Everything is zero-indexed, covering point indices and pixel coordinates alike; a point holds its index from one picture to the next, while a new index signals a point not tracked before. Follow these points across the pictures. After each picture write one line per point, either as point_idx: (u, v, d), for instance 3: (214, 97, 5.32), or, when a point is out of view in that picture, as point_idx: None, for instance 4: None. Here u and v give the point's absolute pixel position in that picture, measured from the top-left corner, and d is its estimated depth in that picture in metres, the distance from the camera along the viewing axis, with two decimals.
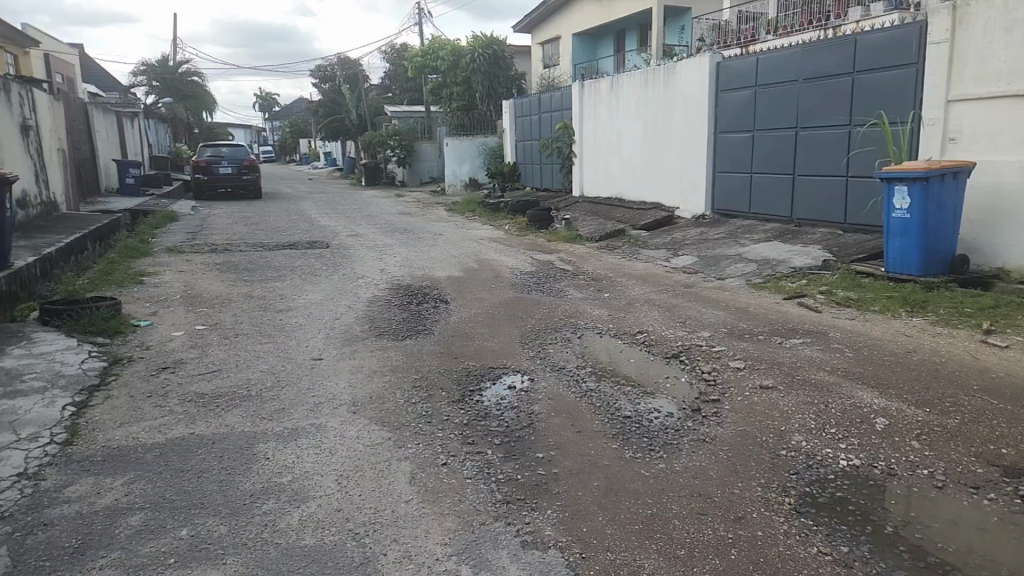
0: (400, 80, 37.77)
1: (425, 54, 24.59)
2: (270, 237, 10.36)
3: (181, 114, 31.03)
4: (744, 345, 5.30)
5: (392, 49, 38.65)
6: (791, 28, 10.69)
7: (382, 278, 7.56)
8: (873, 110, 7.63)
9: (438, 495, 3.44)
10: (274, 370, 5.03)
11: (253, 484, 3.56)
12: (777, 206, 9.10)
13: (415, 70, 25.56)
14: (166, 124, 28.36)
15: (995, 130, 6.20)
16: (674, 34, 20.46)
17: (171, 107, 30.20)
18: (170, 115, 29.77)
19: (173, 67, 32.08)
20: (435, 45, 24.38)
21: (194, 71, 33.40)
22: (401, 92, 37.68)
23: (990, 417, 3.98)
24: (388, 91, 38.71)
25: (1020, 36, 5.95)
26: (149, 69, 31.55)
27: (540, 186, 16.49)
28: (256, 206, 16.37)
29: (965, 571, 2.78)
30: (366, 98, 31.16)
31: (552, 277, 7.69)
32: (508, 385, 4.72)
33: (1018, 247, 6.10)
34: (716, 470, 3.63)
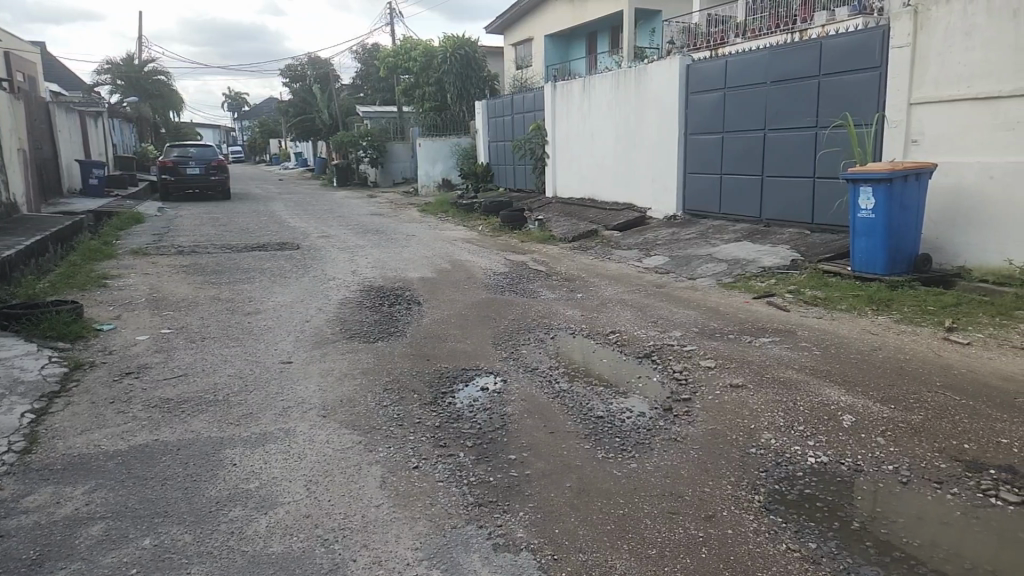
0: (372, 80, 37.50)
1: (397, 55, 24.45)
2: (238, 239, 10.20)
3: (147, 113, 30.37)
4: (715, 344, 5.34)
5: (363, 48, 38.34)
6: (759, 32, 10.87)
7: (353, 279, 7.49)
8: (839, 112, 7.77)
9: (409, 499, 3.40)
10: (242, 373, 4.94)
11: (220, 491, 3.48)
12: (747, 207, 9.22)
13: (387, 70, 25.34)
14: (131, 124, 27.70)
15: (955, 133, 6.36)
16: (645, 36, 20.69)
17: (137, 107, 29.55)
18: (136, 115, 29.13)
19: (138, 66, 31.39)
20: (407, 45, 24.21)
21: (161, 71, 32.75)
22: (374, 92, 37.41)
23: (953, 413, 4.07)
24: (360, 91, 38.41)
25: (979, 41, 6.11)
26: (113, 68, 30.82)
27: (513, 187, 16.51)
28: (223, 207, 16.06)
29: (930, 565, 2.83)
30: (336, 98, 30.90)
31: (525, 277, 7.70)
32: (480, 387, 4.70)
33: (979, 247, 6.26)
34: (687, 470, 3.64)
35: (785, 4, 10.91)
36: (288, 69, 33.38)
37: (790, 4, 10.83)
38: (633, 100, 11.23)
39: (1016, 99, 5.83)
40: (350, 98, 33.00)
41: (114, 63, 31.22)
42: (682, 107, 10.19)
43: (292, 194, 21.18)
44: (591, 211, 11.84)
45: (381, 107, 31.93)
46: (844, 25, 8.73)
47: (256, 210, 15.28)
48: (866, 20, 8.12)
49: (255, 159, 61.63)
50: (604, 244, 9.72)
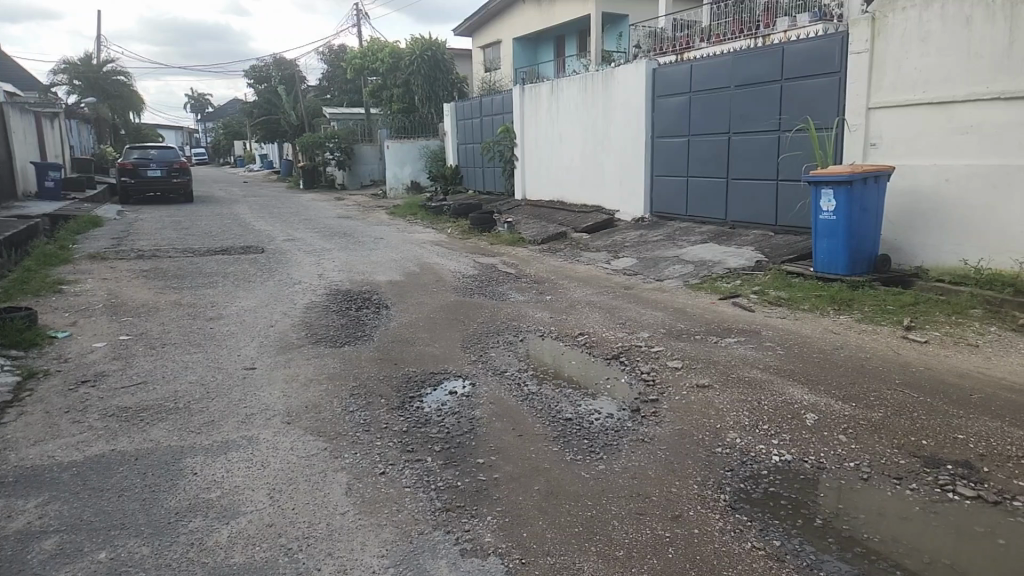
0: (339, 81, 37.10)
1: (364, 56, 24.23)
2: (201, 243, 9.97)
3: (105, 114, 29.53)
4: (681, 344, 5.39)
5: (330, 49, 37.90)
6: (723, 36, 11.08)
7: (320, 283, 7.39)
8: (801, 116, 7.93)
9: (375, 505, 3.35)
10: (203, 381, 4.83)
11: (179, 501, 3.39)
12: (713, 208, 9.34)
13: (354, 72, 25.11)
14: (87, 125, 26.92)
15: (911, 136, 6.53)
16: (612, 40, 20.90)
17: (96, 108, 28.75)
18: (94, 116, 28.29)
19: (97, 66, 30.57)
20: (375, 47, 23.99)
21: (120, 71, 31.93)
22: (341, 94, 37.04)
23: (911, 410, 4.16)
24: (327, 92, 37.97)
25: (933, 47, 6.29)
26: (69, 67, 29.73)
27: (481, 189, 16.55)
28: (181, 209, 15.77)
29: (892, 560, 2.88)
30: (303, 100, 30.48)
31: (495, 280, 7.67)
32: (448, 391, 4.66)
33: (936, 248, 6.43)
34: (655, 470, 3.66)
35: (748, 10, 11.13)
36: (253, 69, 32.76)
37: (753, 9, 11.06)
38: (602, 103, 11.31)
39: (968, 103, 6.02)
40: (316, 99, 32.60)
41: (71, 62, 30.28)
42: (650, 111, 10.29)
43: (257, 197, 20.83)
44: (562, 213, 11.89)
45: (347, 109, 31.62)
46: (804, 32, 8.95)
47: (218, 212, 14.97)
48: (826, 26, 8.31)
49: (221, 161, 60.42)
50: (574, 246, 9.75)
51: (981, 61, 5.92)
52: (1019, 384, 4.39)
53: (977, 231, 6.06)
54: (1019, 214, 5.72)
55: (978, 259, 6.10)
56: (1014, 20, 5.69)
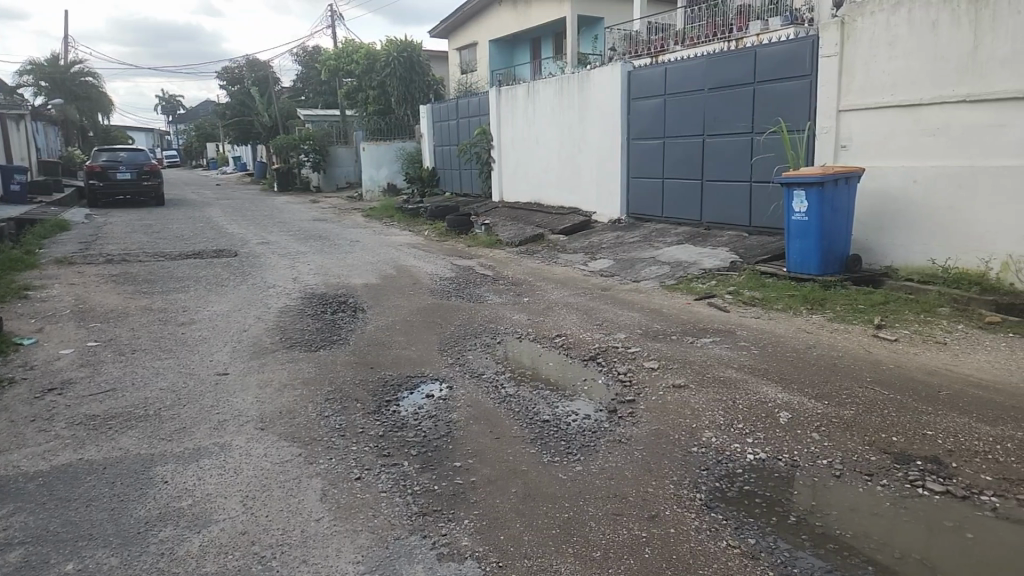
0: (313, 82, 36.78)
1: (338, 58, 23.93)
2: (173, 246, 9.81)
3: (72, 115, 28.99)
4: (658, 345, 5.43)
5: (304, 49, 37.53)
6: (698, 39, 11.20)
7: (295, 286, 7.32)
8: (773, 119, 8.05)
9: (350, 510, 3.31)
10: (175, 387, 4.74)
11: (149, 510, 3.32)
12: (688, 210, 9.43)
13: (329, 73, 24.89)
14: (54, 126, 26.36)
15: (880, 139, 6.66)
16: (587, 42, 21.00)
17: (63, 109, 28.19)
18: (61, 117, 27.72)
19: (64, 66, 30.07)
20: (350, 48, 23.77)
21: (88, 71, 31.40)
22: (315, 95, 36.75)
23: (882, 407, 4.23)
24: (301, 93, 37.61)
25: (901, 51, 6.42)
26: (35, 68, 29.19)
27: (458, 191, 16.56)
28: (152, 212, 15.49)
29: (863, 555, 2.92)
30: (276, 101, 30.20)
31: (473, 282, 7.66)
32: (425, 394, 4.63)
33: (906, 249, 6.55)
34: (631, 470, 3.68)
35: (722, 13, 11.26)
36: (224, 69, 32.22)
37: (726, 13, 11.20)
38: (579, 106, 11.36)
39: (935, 106, 6.16)
40: (290, 101, 32.27)
41: (37, 62, 29.67)
42: (627, 113, 10.36)
43: (232, 199, 20.56)
44: (541, 215, 11.92)
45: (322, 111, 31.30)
46: (776, 35, 9.09)
47: (190, 216, 14.74)
48: (797, 30, 8.44)
49: (196, 163, 59.49)
50: (552, 248, 9.78)
51: (947, 65, 6.06)
52: (986, 380, 4.50)
53: (944, 232, 6.19)
54: (985, 214, 5.86)
55: (944, 259, 6.24)
56: (978, 25, 5.83)
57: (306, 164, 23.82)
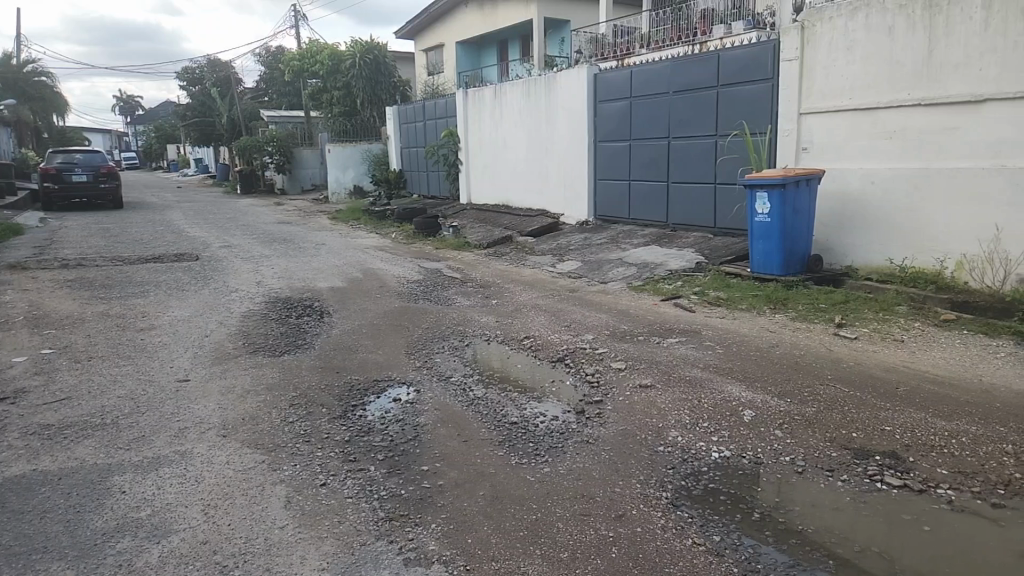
0: (278, 84, 36.23)
1: (303, 58, 23.63)
2: (132, 251, 9.56)
3: (24, 116, 28.06)
4: (625, 345, 5.48)
5: (267, 50, 36.86)
6: (662, 43, 11.33)
7: (258, 291, 7.19)
8: (736, 122, 8.18)
9: (315, 518, 3.26)
10: (133, 395, 4.62)
11: (106, 521, 3.23)
12: (654, 211, 9.53)
13: (293, 73, 24.53)
14: (4, 127, 25.47)
15: (840, 141, 6.81)
16: (554, 45, 21.09)
17: (15, 110, 27.29)
18: (12, 117, 26.80)
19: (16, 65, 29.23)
20: (314, 49, 23.40)
21: (41, 71, 30.63)
22: (280, 96, 36.20)
23: (842, 404, 4.32)
24: (265, 94, 36.99)
25: (858, 56, 6.59)
26: None
27: (426, 194, 16.50)
28: (112, 216, 15.08)
29: (825, 549, 2.98)
30: (239, 103, 29.65)
31: (440, 285, 7.63)
32: (392, 398, 4.59)
33: (866, 249, 6.70)
34: (598, 470, 3.70)
35: (685, 18, 11.42)
36: (184, 69, 31.41)
37: (690, 17, 11.37)
38: (547, 108, 11.38)
39: (892, 109, 6.32)
40: (254, 102, 31.73)
41: None
42: (596, 115, 10.42)
43: (196, 202, 20.11)
44: (512, 216, 11.93)
45: (286, 112, 30.86)
46: (738, 39, 9.26)
47: (151, 219, 14.37)
48: (758, 35, 8.59)
49: (158, 165, 58.11)
50: (520, 250, 9.78)
51: (903, 69, 6.22)
52: (941, 376, 4.63)
53: (903, 232, 6.35)
54: (941, 215, 6.02)
55: (902, 259, 6.41)
56: (931, 31, 6.00)
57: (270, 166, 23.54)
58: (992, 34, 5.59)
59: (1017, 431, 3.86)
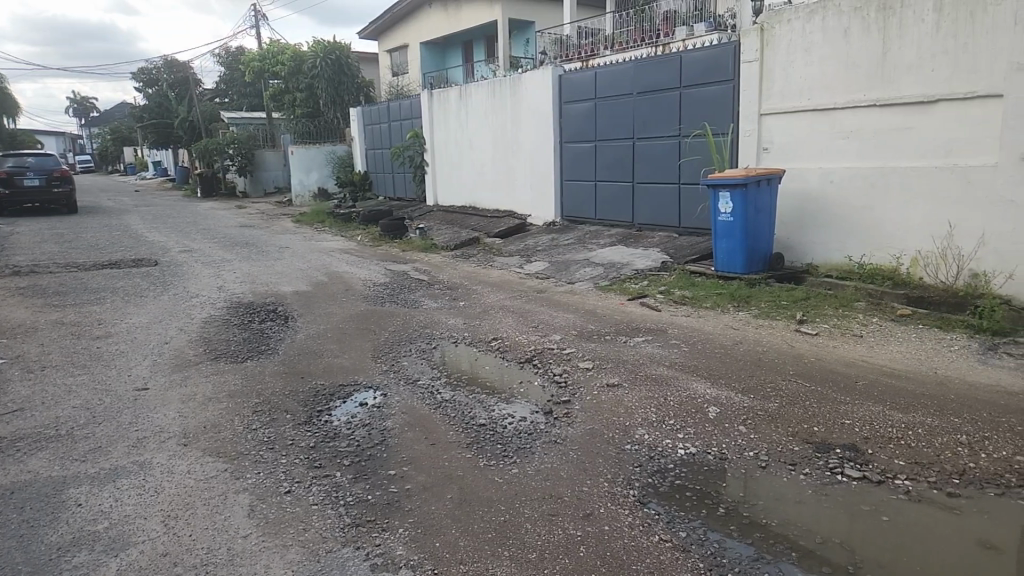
0: (238, 85, 35.51)
1: (264, 58, 23.32)
2: (87, 257, 9.28)
3: None
4: (592, 345, 5.51)
5: (226, 50, 36.17)
6: (626, 44, 11.43)
7: (220, 296, 7.06)
8: (698, 123, 8.30)
9: (279, 525, 3.21)
10: (89, 405, 4.49)
11: (61, 536, 3.13)
12: (620, 211, 9.61)
13: (253, 74, 24.03)
14: None
15: (800, 141, 6.95)
16: (519, 46, 21.15)
17: None
18: None
19: None
20: (275, 49, 22.99)
21: None
22: (241, 97, 35.54)
23: (803, 399, 4.41)
24: (226, 96, 36.26)
25: (816, 57, 6.73)
26: None
27: (392, 196, 16.38)
28: (67, 221, 14.62)
29: (788, 542, 3.03)
30: (198, 103, 29.00)
31: (407, 287, 7.59)
32: (359, 403, 4.55)
33: (826, 246, 6.84)
34: (566, 470, 3.71)
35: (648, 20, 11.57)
36: (140, 70, 30.46)
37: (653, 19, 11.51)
38: (514, 108, 11.39)
39: (850, 110, 6.47)
40: (214, 103, 31.05)
41: None
42: (562, 115, 10.47)
43: (155, 206, 19.63)
44: (482, 217, 11.92)
45: (247, 113, 30.25)
46: (700, 41, 9.39)
47: (108, 224, 13.99)
48: (719, 37, 8.73)
49: (115, 167, 56.50)
50: (489, 251, 9.78)
51: (859, 70, 6.38)
52: (897, 370, 4.76)
53: (862, 229, 6.49)
54: (899, 212, 6.18)
55: (860, 256, 6.56)
56: (885, 33, 6.15)
57: (231, 169, 23.15)
58: (944, 36, 5.75)
59: (970, 422, 3.98)
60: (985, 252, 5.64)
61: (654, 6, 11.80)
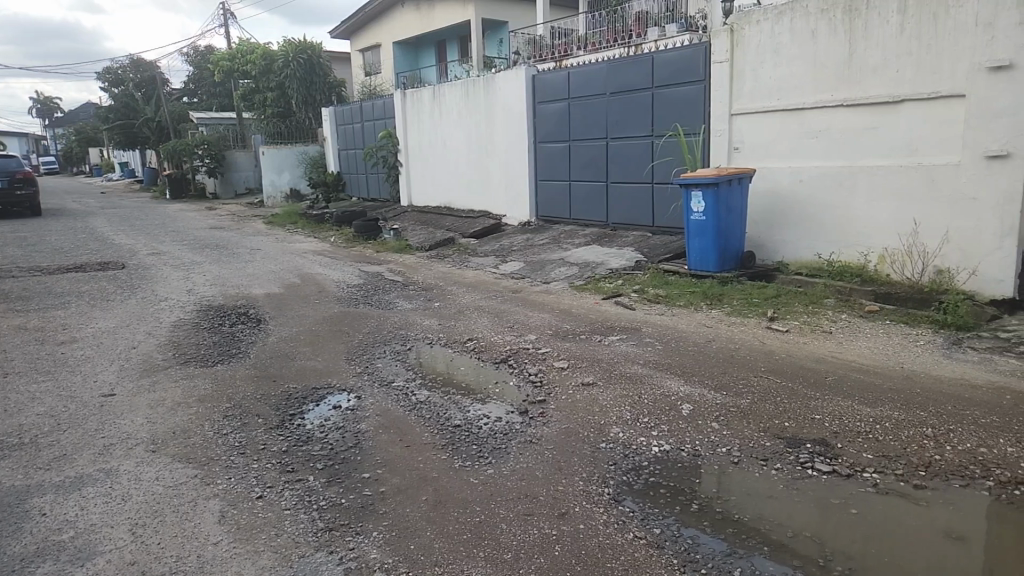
0: (207, 84, 34.92)
1: (233, 58, 22.97)
2: (51, 261, 9.06)
3: None
4: (567, 344, 5.53)
5: (195, 49, 35.59)
6: (599, 45, 11.52)
7: (189, 299, 6.95)
8: (670, 124, 8.37)
9: (251, 531, 3.17)
10: (53, 412, 4.39)
11: (25, 546, 3.06)
12: (595, 211, 9.67)
13: (222, 74, 23.68)
14: None
15: (771, 140, 7.05)
16: (493, 46, 21.16)
17: None
18: None
19: None
20: (245, 47, 22.59)
21: None
22: (210, 97, 34.95)
23: (775, 395, 4.47)
24: (194, 96, 35.61)
25: (785, 58, 6.84)
26: None
27: (365, 196, 16.27)
28: (31, 223, 14.25)
29: (760, 537, 3.07)
30: (165, 103, 28.46)
31: (381, 289, 7.53)
32: (332, 406, 4.51)
33: (796, 245, 6.94)
34: (541, 470, 3.72)
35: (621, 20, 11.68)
36: (105, 69, 29.63)
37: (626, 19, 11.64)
38: (488, 108, 11.38)
39: (819, 110, 6.59)
40: (181, 103, 30.45)
41: None
42: (536, 115, 10.49)
43: (123, 208, 19.23)
44: (458, 217, 11.89)
45: (216, 113, 29.72)
46: (671, 42, 9.47)
47: (74, 226, 13.66)
48: (689, 38, 8.83)
49: (81, 168, 55.21)
50: (464, 251, 9.76)
51: (827, 71, 6.48)
52: (865, 365, 4.85)
53: (832, 228, 6.60)
54: (867, 210, 6.29)
55: (829, 253, 6.67)
56: (851, 34, 6.26)
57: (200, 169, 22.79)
58: (909, 37, 5.87)
59: (936, 416, 4.07)
60: (949, 249, 5.77)
61: (626, 7, 11.92)
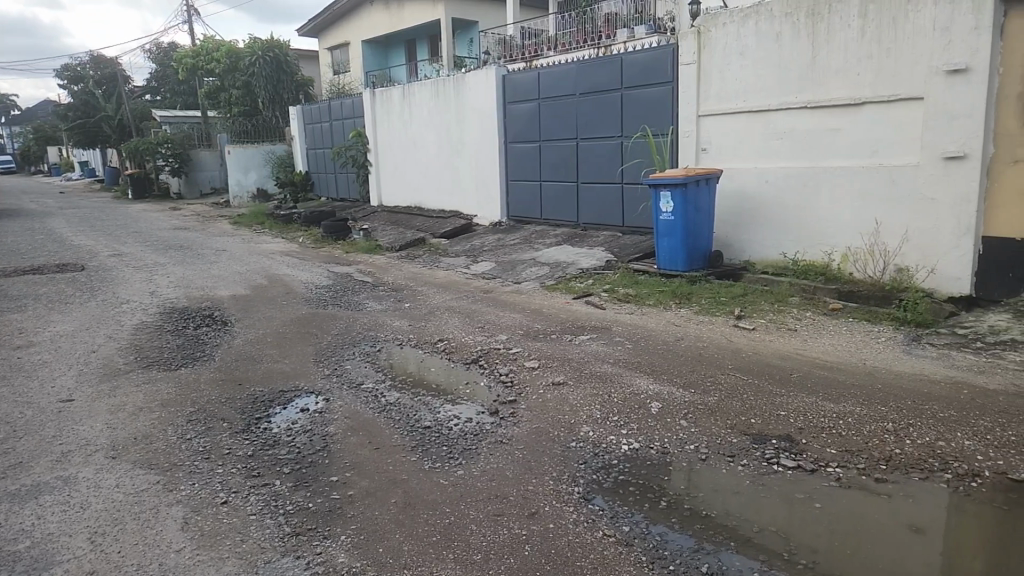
0: (170, 82, 34.17)
1: (198, 55, 22.52)
2: (7, 263, 8.78)
3: None
4: (539, 344, 5.55)
5: (158, 45, 34.85)
6: (569, 45, 11.59)
7: (152, 301, 6.81)
8: (639, 125, 8.45)
9: (215, 537, 3.12)
10: (8, 419, 4.26)
11: None
12: (566, 211, 9.70)
13: (186, 72, 23.23)
14: None
15: (738, 141, 7.15)
16: (464, 46, 21.14)
17: None
18: None
19: None
20: (210, 45, 22.16)
21: None
22: (174, 96, 34.23)
23: (742, 392, 4.55)
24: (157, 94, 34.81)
25: (751, 59, 6.94)
26: None
27: (335, 196, 16.11)
28: None
29: (725, 534, 3.10)
30: (127, 102, 27.77)
31: (351, 289, 7.47)
32: (300, 408, 4.46)
33: (763, 244, 7.05)
34: (512, 470, 3.72)
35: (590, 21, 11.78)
36: (63, 67, 28.76)
37: (595, 20, 11.74)
38: (460, 108, 11.34)
39: (784, 111, 6.70)
40: (145, 102, 29.76)
41: None
42: (508, 115, 10.48)
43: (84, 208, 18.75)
44: (432, 217, 11.83)
45: (181, 112, 28.99)
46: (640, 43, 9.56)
47: (35, 227, 13.26)
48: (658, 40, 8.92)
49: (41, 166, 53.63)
50: (436, 251, 9.72)
51: (792, 73, 6.60)
52: (829, 361, 4.96)
53: (798, 227, 6.71)
54: (831, 210, 6.42)
55: (795, 252, 6.79)
56: (815, 36, 6.38)
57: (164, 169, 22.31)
58: (869, 40, 6.00)
59: (896, 410, 4.18)
60: (909, 248, 5.93)
61: (595, 8, 12.02)
